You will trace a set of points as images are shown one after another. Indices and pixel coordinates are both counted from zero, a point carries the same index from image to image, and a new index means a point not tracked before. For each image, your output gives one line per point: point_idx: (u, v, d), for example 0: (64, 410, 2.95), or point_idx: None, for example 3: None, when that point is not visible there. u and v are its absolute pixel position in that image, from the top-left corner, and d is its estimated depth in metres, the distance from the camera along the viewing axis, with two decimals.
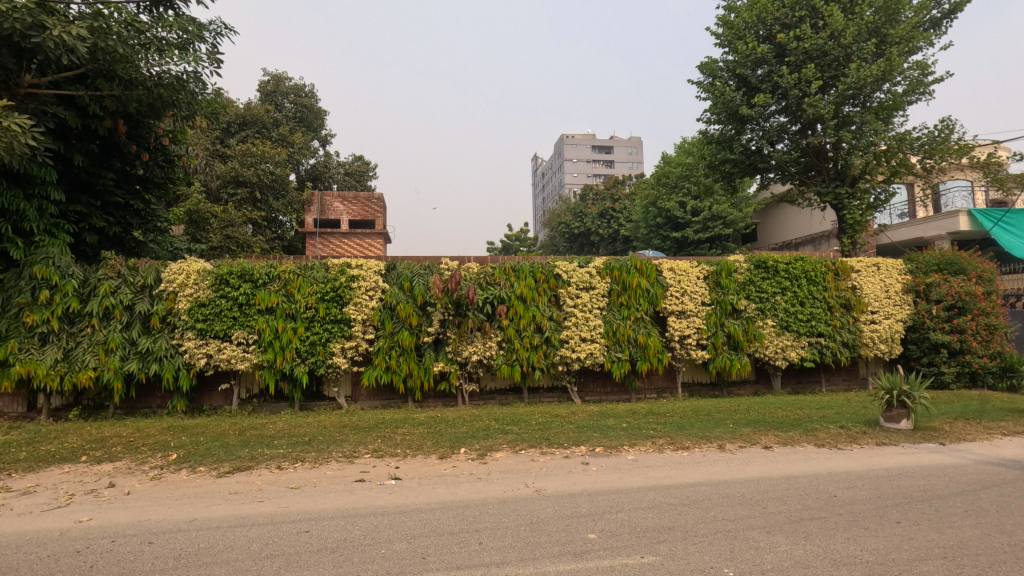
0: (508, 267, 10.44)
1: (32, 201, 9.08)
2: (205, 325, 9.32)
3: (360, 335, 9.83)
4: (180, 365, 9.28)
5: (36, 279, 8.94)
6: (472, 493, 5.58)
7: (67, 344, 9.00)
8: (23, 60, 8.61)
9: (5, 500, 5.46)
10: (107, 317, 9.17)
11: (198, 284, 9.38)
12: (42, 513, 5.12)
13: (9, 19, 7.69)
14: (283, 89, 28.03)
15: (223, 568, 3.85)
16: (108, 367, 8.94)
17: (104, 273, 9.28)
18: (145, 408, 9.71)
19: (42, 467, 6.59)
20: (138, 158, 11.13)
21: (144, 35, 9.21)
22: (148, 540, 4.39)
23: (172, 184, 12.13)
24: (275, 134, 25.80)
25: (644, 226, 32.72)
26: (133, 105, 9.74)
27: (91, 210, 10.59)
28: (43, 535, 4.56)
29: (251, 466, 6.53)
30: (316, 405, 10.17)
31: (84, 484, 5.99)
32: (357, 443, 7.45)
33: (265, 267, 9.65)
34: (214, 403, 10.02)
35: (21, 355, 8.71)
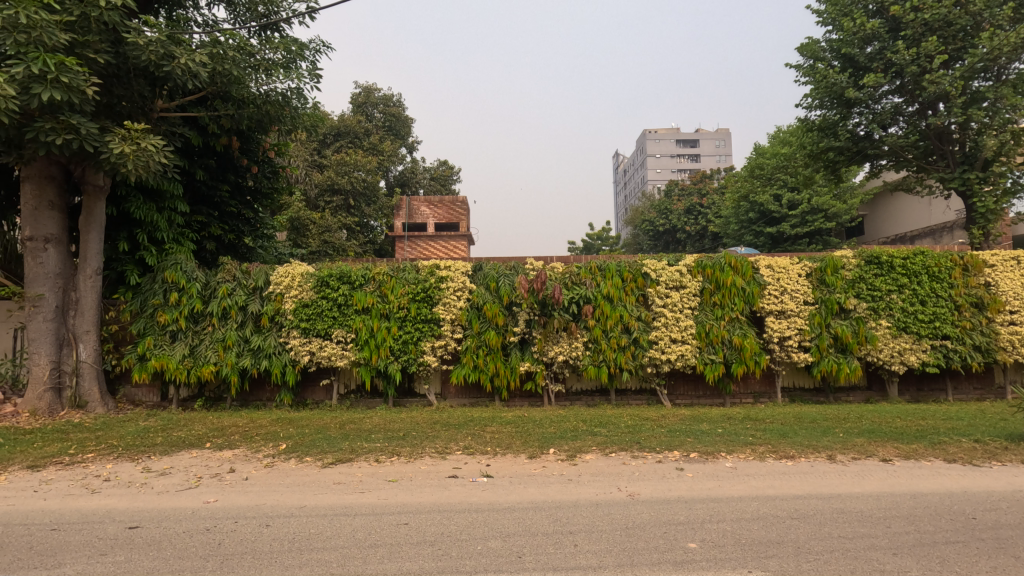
0: (594, 266, 10.29)
1: (163, 212, 10.35)
2: (308, 324, 9.97)
3: (449, 335, 10.08)
4: (287, 361, 9.99)
5: (167, 282, 10.00)
6: (565, 494, 5.53)
7: (192, 341, 9.95)
8: (156, 88, 9.66)
9: (147, 479, 6.15)
10: (225, 317, 10.04)
11: (302, 286, 10.06)
12: (176, 493, 5.70)
13: (146, 52, 8.59)
14: (372, 100, 29.48)
15: (333, 553, 4.07)
16: (226, 362, 9.80)
17: (221, 276, 10.16)
18: (257, 400, 10.55)
19: (175, 451, 7.34)
20: (249, 170, 12.17)
21: (254, 58, 9.96)
22: (266, 523, 4.74)
23: (277, 194, 13.14)
24: (366, 143, 27.23)
25: (734, 222, 31.23)
26: (245, 122, 10.73)
27: (210, 220, 11.69)
28: (178, 513, 5.06)
29: (352, 458, 6.90)
30: (408, 402, 10.59)
31: (210, 468, 6.61)
32: (448, 440, 7.64)
33: (361, 270, 10.17)
34: (316, 398, 10.69)
35: (156, 351, 9.79)
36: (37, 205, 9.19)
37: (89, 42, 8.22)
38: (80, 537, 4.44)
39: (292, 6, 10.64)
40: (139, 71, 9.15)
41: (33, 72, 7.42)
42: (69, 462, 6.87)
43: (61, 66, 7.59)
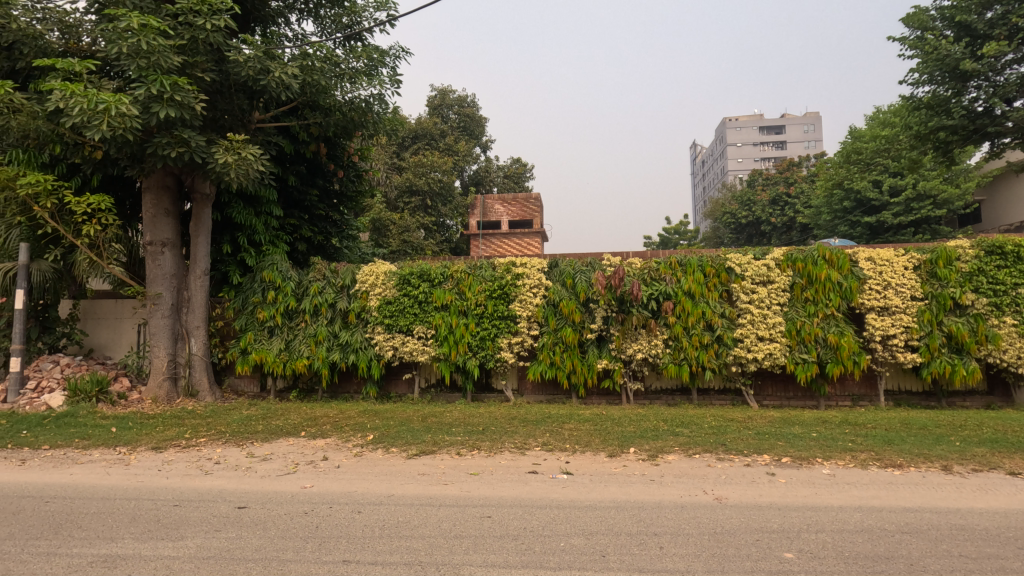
0: (674, 261, 9.96)
1: (259, 216, 11.20)
2: (392, 321, 10.38)
3: (526, 331, 10.13)
4: (372, 355, 10.46)
5: (265, 281, 10.77)
6: (647, 494, 5.41)
7: (287, 336, 10.64)
8: (254, 101, 10.41)
9: (252, 464, 6.66)
10: (316, 313, 10.65)
11: (385, 283, 10.47)
12: (277, 477, 6.14)
13: (245, 68, 9.29)
14: (448, 101, 30.17)
15: (420, 542, 4.21)
16: (318, 356, 10.41)
17: (313, 275, 10.80)
18: (346, 393, 11.13)
19: (274, 438, 7.91)
20: (335, 175, 12.89)
21: (340, 67, 10.47)
22: (358, 509, 4.99)
23: (361, 197, 13.79)
24: (443, 144, 27.97)
25: (827, 212, 29.17)
26: (332, 129, 11.34)
27: (302, 223, 12.45)
28: (280, 495, 5.45)
29: (434, 450, 7.12)
30: (486, 397, 10.78)
31: (305, 455, 7.06)
32: (527, 436, 7.69)
33: (440, 268, 10.44)
34: (399, 391, 11.12)
35: (256, 345, 10.58)
36: (156, 213, 10.20)
37: (197, 62, 9.00)
38: (198, 513, 4.88)
39: (373, 15, 11.09)
40: (239, 86, 9.90)
41: (152, 93, 8.23)
42: (186, 445, 7.59)
43: (175, 86, 8.37)
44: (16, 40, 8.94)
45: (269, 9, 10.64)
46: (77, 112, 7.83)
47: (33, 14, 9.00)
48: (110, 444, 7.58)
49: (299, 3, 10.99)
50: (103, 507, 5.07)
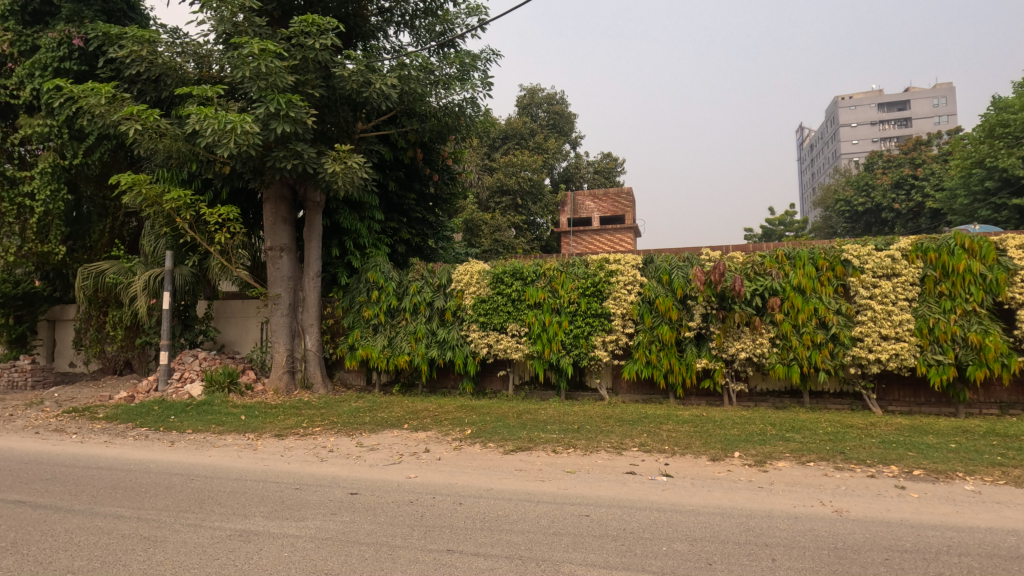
0: (781, 254, 9.32)
1: (364, 221, 12.13)
2: (486, 319, 10.61)
3: (620, 329, 9.92)
4: (468, 352, 10.77)
5: (370, 282, 11.45)
6: (756, 503, 5.09)
7: (390, 333, 11.22)
8: (357, 113, 11.08)
9: (362, 453, 7.12)
10: (415, 312, 11.15)
11: (480, 282, 10.72)
12: (384, 466, 6.51)
13: (349, 82, 9.94)
14: (537, 100, 30.23)
15: (520, 536, 4.26)
16: (418, 352, 10.91)
17: (412, 275, 11.29)
18: (443, 388, 11.55)
19: (381, 430, 8.39)
20: (431, 179, 13.42)
21: (434, 75, 10.87)
22: (459, 501, 5.16)
23: (456, 198, 14.23)
24: (532, 143, 28.16)
25: (963, 194, 25.90)
26: (427, 134, 11.83)
27: (401, 226, 13.13)
28: (387, 484, 5.78)
29: (530, 447, 7.19)
30: (580, 395, 10.70)
31: (409, 446, 7.42)
32: (623, 436, 7.54)
33: (533, 266, 10.51)
34: (494, 388, 11.34)
35: (363, 342, 11.28)
36: (275, 221, 11.20)
37: (308, 80, 9.74)
38: (316, 497, 5.30)
39: (465, 22, 11.41)
40: (344, 100, 10.60)
41: (271, 111, 9.03)
42: (303, 433, 8.28)
43: (289, 103, 9.12)
44: (161, 73, 10.17)
45: (369, 25, 11.27)
46: (210, 133, 8.77)
47: (174, 48, 10.17)
48: (241, 430, 8.45)
49: (397, 16, 11.53)
50: (238, 487, 5.66)
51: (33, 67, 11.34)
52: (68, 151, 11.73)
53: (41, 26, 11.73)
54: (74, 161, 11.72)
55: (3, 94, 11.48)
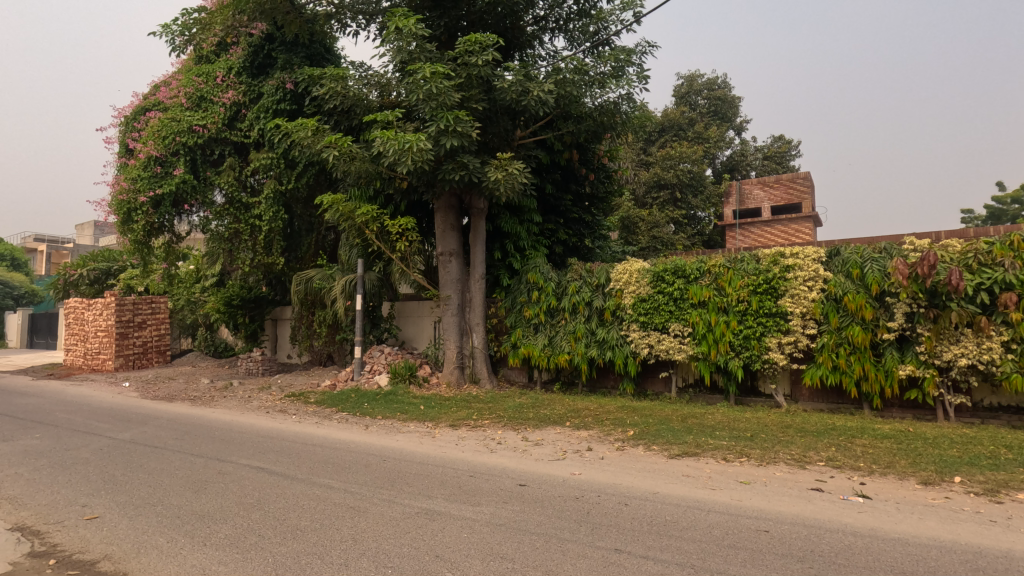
0: (1017, 240, 7.65)
1: (523, 224, 12.70)
2: (647, 318, 10.35)
3: (799, 330, 8.96)
4: (628, 352, 10.60)
5: (530, 283, 11.87)
6: (986, 539, 4.24)
7: (550, 333, 11.50)
8: (516, 120, 11.58)
9: (528, 447, 7.43)
10: (574, 312, 11.27)
11: (639, 281, 10.47)
12: (549, 461, 6.72)
13: (509, 93, 10.44)
14: (696, 88, 28.59)
15: (692, 545, 4.10)
16: (578, 352, 11.02)
17: (571, 276, 11.44)
18: (603, 387, 11.53)
19: (544, 426, 8.67)
20: (587, 178, 13.52)
21: (590, 75, 10.92)
22: (625, 502, 5.12)
23: (612, 196, 14.17)
24: (692, 133, 26.72)
25: None
26: (583, 135, 11.94)
27: (559, 227, 13.41)
28: (553, 478, 5.96)
29: (698, 452, 6.85)
30: (752, 401, 9.90)
31: (572, 444, 7.55)
32: (806, 448, 6.82)
33: (696, 263, 9.98)
34: (656, 389, 11.02)
35: (525, 340, 11.73)
36: (444, 228, 12.19)
37: (472, 95, 10.43)
38: (489, 485, 5.67)
39: (619, 17, 11.28)
40: (504, 109, 11.15)
41: (441, 128, 9.86)
42: (474, 425, 8.90)
43: (457, 119, 9.88)
44: (352, 104, 11.68)
45: (526, 35, 11.71)
46: (392, 152, 9.79)
47: (361, 81, 11.60)
48: (421, 419, 9.37)
49: (551, 23, 11.79)
50: (421, 470, 6.30)
51: (259, 111, 13.77)
52: (284, 178, 14.01)
53: (263, 76, 14.14)
54: (289, 186, 14.00)
55: (239, 136, 14.11)
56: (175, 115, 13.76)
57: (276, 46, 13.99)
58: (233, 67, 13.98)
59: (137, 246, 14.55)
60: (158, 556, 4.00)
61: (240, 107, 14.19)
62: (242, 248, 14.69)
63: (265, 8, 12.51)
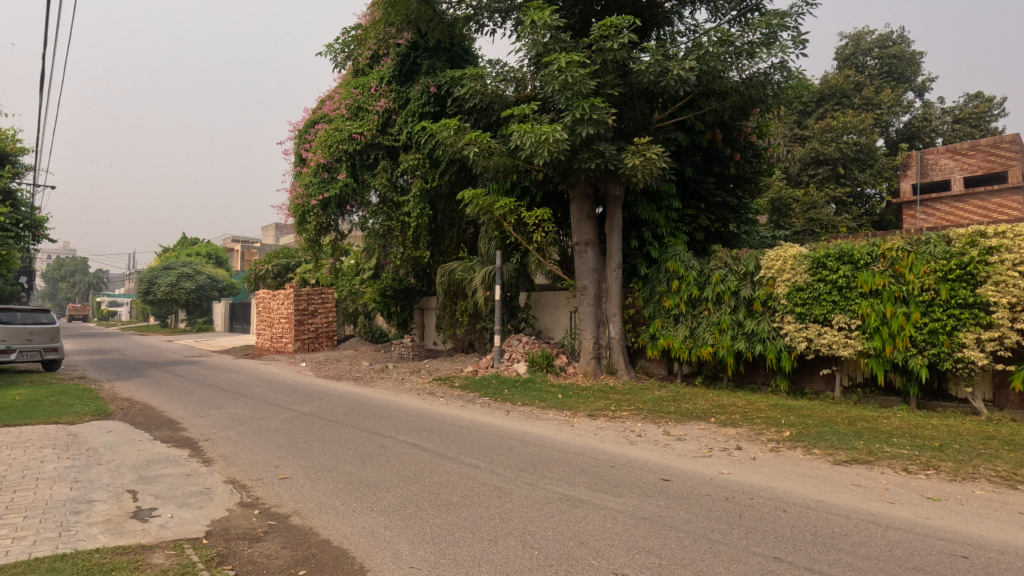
0: None
1: (661, 211, 12.21)
2: (804, 309, 9.38)
3: (1006, 324, 7.51)
4: (782, 347, 9.71)
5: (670, 272, 11.41)
6: None
7: (692, 324, 10.94)
8: (654, 103, 11.14)
9: (670, 441, 7.17)
10: (719, 302, 10.59)
11: (796, 268, 9.52)
12: (693, 458, 6.42)
13: (647, 74, 10.04)
14: (864, 47, 25.08)
15: (866, 563, 3.66)
16: (723, 344, 10.34)
17: (715, 263, 10.76)
18: (752, 383, 10.73)
19: (687, 421, 8.30)
20: (732, 159, 12.62)
21: (736, 45, 10.11)
22: (783, 508, 4.71)
23: (761, 177, 13.09)
24: (859, 99, 23.55)
25: None
26: (728, 112, 11.14)
27: (700, 212, 12.68)
28: (699, 476, 5.68)
29: (870, 460, 6.08)
30: (940, 406, 8.53)
31: (719, 441, 7.13)
32: (1016, 464, 5.70)
33: (867, 246, 8.80)
34: (815, 387, 9.99)
35: (664, 332, 11.30)
36: (580, 218, 12.16)
37: (608, 81, 10.22)
38: (631, 477, 5.59)
39: None
40: (641, 92, 10.77)
41: (576, 117, 9.81)
42: (613, 416, 8.80)
43: (593, 107, 9.77)
44: (490, 101, 12.11)
45: (664, 12, 11.17)
46: (529, 145, 9.95)
47: (498, 78, 11.97)
48: (559, 408, 9.51)
49: None
50: (561, 457, 6.39)
51: (407, 115, 14.85)
52: (429, 176, 14.96)
53: (410, 82, 15.16)
54: (433, 184, 14.93)
55: (390, 140, 15.39)
56: (338, 125, 15.39)
57: (420, 52, 14.92)
58: (384, 77, 15.17)
59: (310, 244, 16.58)
60: (335, 516, 4.55)
61: (391, 113, 15.43)
62: (394, 244, 16.03)
63: (411, 18, 13.44)
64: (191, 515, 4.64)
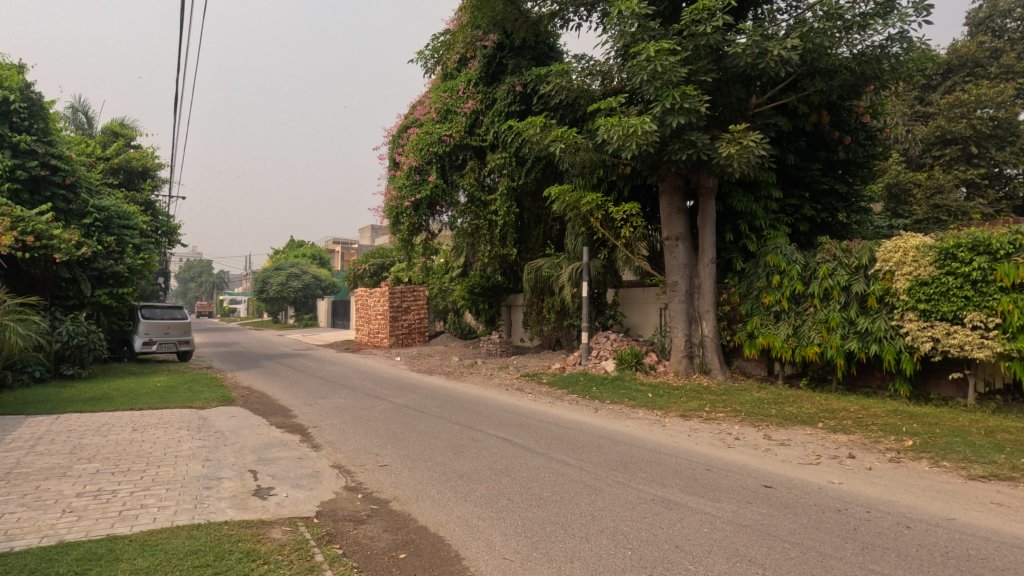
0: None
1: (760, 202, 11.49)
2: (929, 306, 8.42)
3: None
4: (902, 347, 8.80)
5: (770, 266, 10.74)
6: None
7: (795, 322, 10.22)
8: (750, 87, 10.52)
9: (771, 446, 6.76)
10: (826, 298, 9.80)
11: (918, 261, 8.57)
12: (799, 465, 6.00)
13: (743, 57, 9.49)
14: (1002, 8, 22.11)
15: None
16: (831, 344, 9.55)
17: (821, 256, 9.97)
18: (866, 387, 9.84)
19: (790, 425, 7.77)
20: (841, 142, 11.62)
21: (846, 18, 9.29)
22: (906, 524, 4.28)
23: (875, 160, 11.93)
24: (995, 68, 20.80)
25: None
26: (836, 92, 10.27)
27: (803, 202, 11.81)
28: (806, 485, 5.29)
29: (1012, 477, 5.37)
30: None
31: (828, 448, 6.61)
32: None
33: (1007, 234, 7.76)
34: (943, 393, 8.97)
35: (764, 330, 10.65)
36: (670, 211, 11.77)
37: (700, 67, 9.77)
38: (729, 481, 5.33)
39: None
40: (737, 77, 10.21)
41: (666, 107, 9.45)
42: (707, 417, 8.43)
43: (684, 95, 9.38)
44: (576, 96, 12.01)
45: None
46: (616, 139, 9.75)
47: (583, 72, 11.84)
48: (650, 407, 9.26)
49: None
50: (653, 457, 6.22)
51: (494, 115, 15.10)
52: (515, 175, 15.09)
53: (496, 82, 15.40)
54: (519, 182, 15.06)
55: (477, 141, 15.75)
56: (429, 129, 15.95)
57: (506, 52, 15.08)
58: (471, 79, 15.53)
59: (403, 244, 17.35)
60: (431, 504, 4.74)
61: (478, 114, 15.76)
62: (482, 242, 16.36)
63: (497, 19, 13.64)
64: (303, 496, 5.03)
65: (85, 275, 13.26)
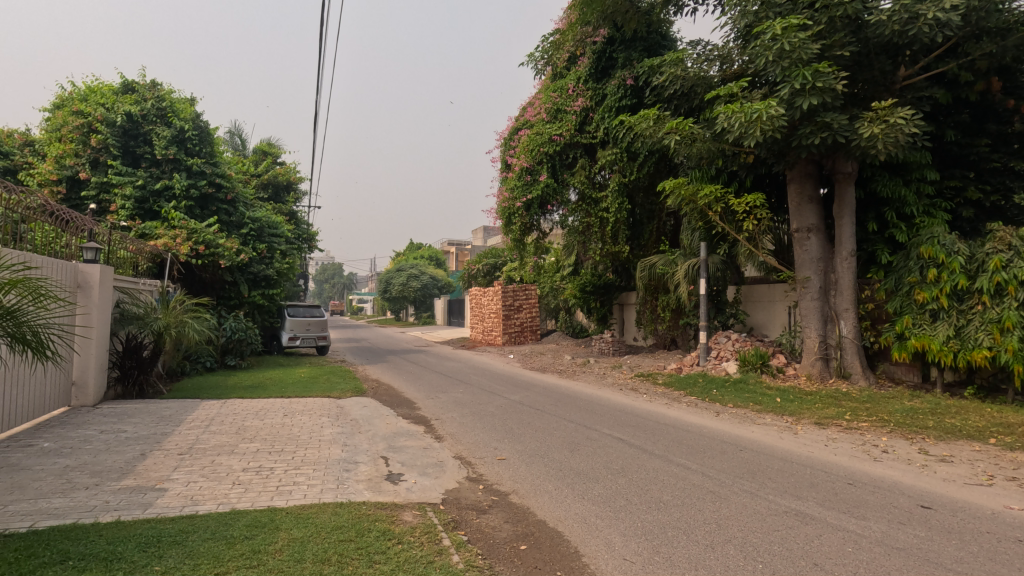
0: None
1: (911, 186, 10.19)
2: None
3: None
4: None
5: (924, 258, 9.48)
6: None
7: (958, 321, 8.92)
8: (898, 58, 9.38)
9: (928, 462, 5.98)
10: (999, 293, 8.43)
11: None
12: (965, 485, 5.24)
13: (888, 25, 8.47)
14: None
15: None
16: (1006, 347, 8.21)
17: (992, 246, 8.60)
18: None
19: (952, 439, 6.81)
20: (1018, 112, 9.94)
21: None
22: None
23: None
24: None
25: None
26: (1011, 54, 8.80)
27: (967, 182, 10.23)
28: (975, 509, 4.60)
29: None
30: None
31: (1003, 469, 5.70)
32: None
33: None
34: None
35: (916, 330, 9.42)
36: (801, 201, 10.83)
37: (835, 41, 8.88)
38: (876, 499, 4.80)
39: None
40: (881, 48, 9.17)
41: (795, 88, 8.71)
42: (847, 426, 7.65)
43: (817, 74, 8.59)
44: (692, 84, 11.48)
45: None
46: (737, 126, 9.17)
47: (700, 59, 11.28)
48: (778, 412, 8.61)
49: None
50: (785, 467, 5.77)
51: (604, 111, 14.87)
52: (627, 171, 14.73)
53: (607, 77, 15.06)
54: (632, 177, 14.65)
55: (588, 138, 15.65)
56: (540, 129, 16.16)
57: (617, 46, 14.76)
58: (581, 77, 15.44)
59: (515, 243, 17.72)
60: (549, 499, 4.81)
61: (589, 111, 15.64)
62: (593, 240, 16.22)
63: (607, 13, 13.44)
64: (429, 483, 5.36)
65: (243, 279, 15.12)
